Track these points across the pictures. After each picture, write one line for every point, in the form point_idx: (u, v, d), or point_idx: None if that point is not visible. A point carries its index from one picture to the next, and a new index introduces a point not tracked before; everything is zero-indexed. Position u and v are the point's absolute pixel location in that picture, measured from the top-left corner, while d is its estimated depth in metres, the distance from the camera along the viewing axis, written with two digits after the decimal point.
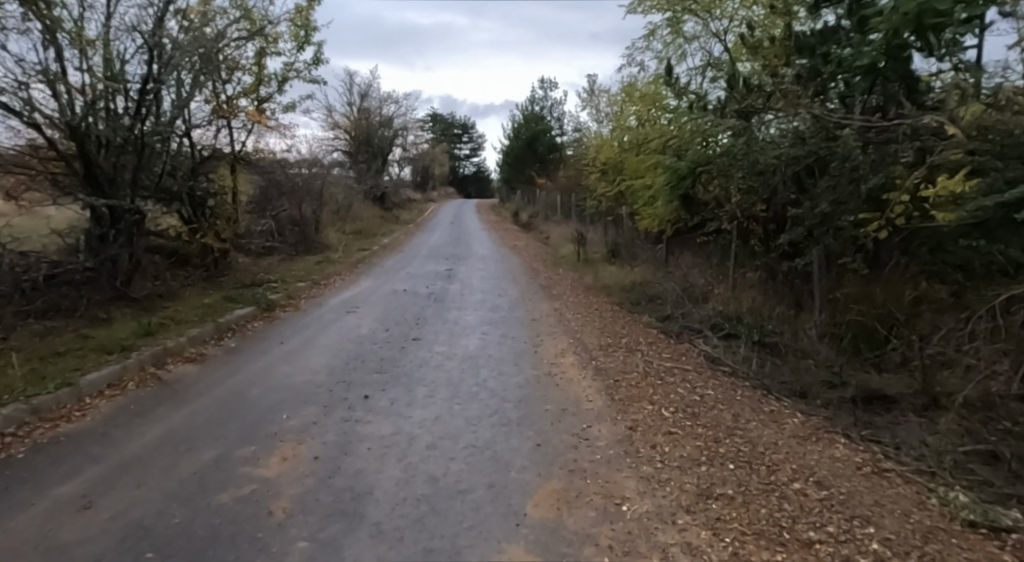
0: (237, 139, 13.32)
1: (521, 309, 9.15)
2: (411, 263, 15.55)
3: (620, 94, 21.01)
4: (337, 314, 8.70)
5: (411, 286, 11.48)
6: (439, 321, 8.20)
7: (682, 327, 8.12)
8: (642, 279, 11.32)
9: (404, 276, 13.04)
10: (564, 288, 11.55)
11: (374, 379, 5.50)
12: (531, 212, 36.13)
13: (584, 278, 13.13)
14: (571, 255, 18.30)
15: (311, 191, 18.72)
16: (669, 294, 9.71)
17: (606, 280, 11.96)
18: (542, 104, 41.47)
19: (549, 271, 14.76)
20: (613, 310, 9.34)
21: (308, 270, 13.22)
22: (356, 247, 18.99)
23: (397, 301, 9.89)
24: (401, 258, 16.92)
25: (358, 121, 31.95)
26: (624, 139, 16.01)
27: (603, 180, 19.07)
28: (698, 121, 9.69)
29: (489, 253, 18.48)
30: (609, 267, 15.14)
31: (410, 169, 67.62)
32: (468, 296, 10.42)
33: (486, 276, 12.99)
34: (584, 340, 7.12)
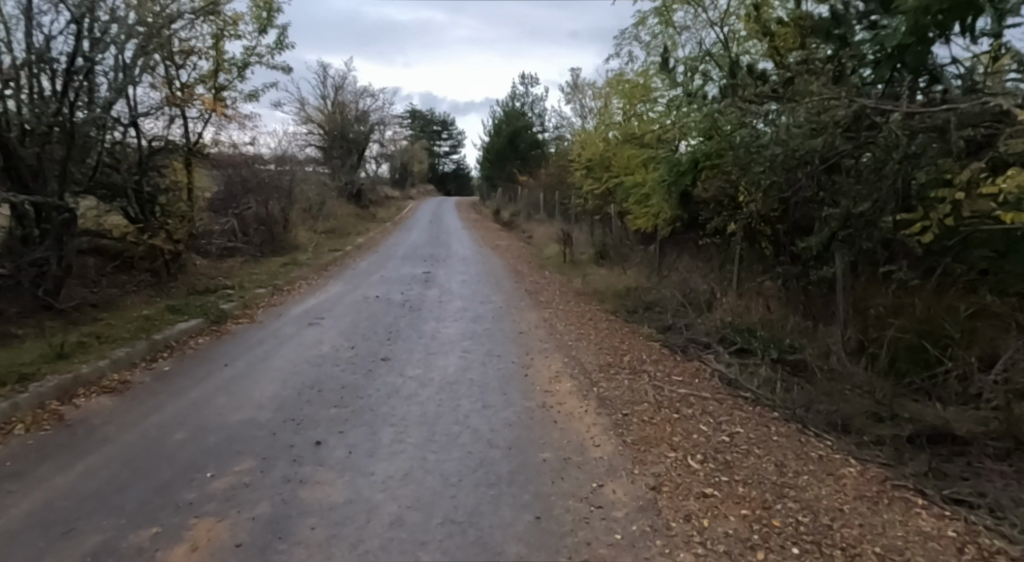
0: (193, 131, 12.16)
1: (506, 319, 8.19)
2: (386, 265, 14.50)
3: (605, 88, 20.16)
4: (298, 327, 7.65)
5: (384, 292, 10.46)
6: (414, 335, 7.21)
7: (687, 341, 7.30)
8: (637, 284, 10.45)
9: (378, 280, 12.00)
10: (552, 293, 10.63)
11: (330, 415, 4.51)
12: (513, 210, 35.19)
13: (572, 282, 12.28)
14: (556, 255, 17.44)
15: (279, 188, 17.56)
16: (669, 302, 8.90)
17: (597, 285, 11.12)
18: (523, 100, 40.58)
19: (535, 273, 13.86)
20: (608, 321, 8.45)
21: (273, 273, 12.14)
22: (329, 247, 17.89)
23: (366, 310, 8.85)
24: (375, 259, 15.85)
25: (332, 115, 30.69)
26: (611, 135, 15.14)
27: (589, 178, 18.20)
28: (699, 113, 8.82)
29: (470, 254, 17.53)
30: (598, 269, 14.30)
31: (388, 166, 66.20)
32: (446, 303, 9.43)
33: (467, 281, 12.03)
34: (580, 359, 6.19)
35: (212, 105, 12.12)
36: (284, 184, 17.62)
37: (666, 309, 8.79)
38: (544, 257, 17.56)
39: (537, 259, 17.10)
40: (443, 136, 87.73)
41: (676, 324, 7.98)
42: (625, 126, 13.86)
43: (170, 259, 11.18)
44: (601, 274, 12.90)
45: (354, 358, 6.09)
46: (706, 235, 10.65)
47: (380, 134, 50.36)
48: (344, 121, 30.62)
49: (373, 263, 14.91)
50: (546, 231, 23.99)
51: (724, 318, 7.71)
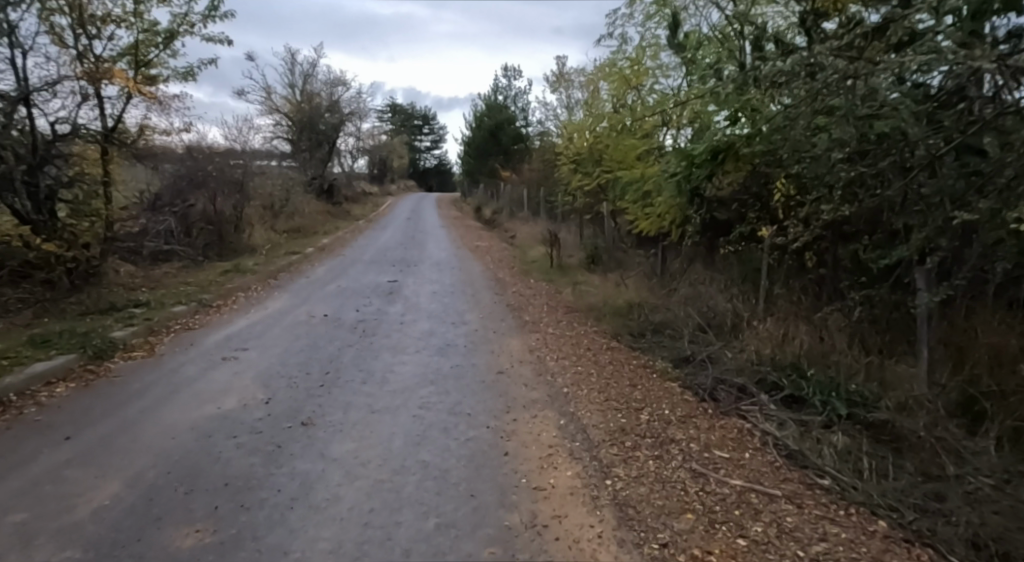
0: (112, 114, 10.20)
1: (481, 350, 6.45)
2: (348, 272, 12.68)
3: (594, 75, 18.45)
4: (206, 364, 5.81)
5: (337, 308, 8.67)
6: (359, 377, 5.43)
7: (716, 383, 5.68)
8: (639, 298, 8.81)
9: (333, 292, 10.18)
10: (537, 309, 8.92)
11: (184, 550, 2.75)
12: (495, 208, 33.44)
13: (561, 294, 10.61)
14: (542, 259, 15.75)
15: (231, 184, 15.62)
16: (685, 327, 7.28)
17: (592, 299, 9.46)
18: (505, 92, 38.88)
19: (518, 281, 12.15)
20: (611, 351, 6.77)
21: (209, 283, 10.26)
22: (289, 250, 16.00)
23: (307, 335, 7.04)
24: (338, 264, 14.01)
25: (301, 106, 28.64)
26: (603, 126, 13.50)
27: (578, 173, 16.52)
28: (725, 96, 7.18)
29: (445, 257, 15.75)
30: (591, 278, 12.62)
31: (367, 160, 63.88)
32: (409, 326, 7.65)
33: (439, 292, 10.27)
34: (581, 420, 4.46)
35: (133, 84, 10.12)
36: (236, 179, 15.66)
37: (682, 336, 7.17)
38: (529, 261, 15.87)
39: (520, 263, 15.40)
40: (425, 131, 85.53)
41: (699, 357, 6.36)
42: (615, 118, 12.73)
43: (76, 264, 9.23)
44: (595, 284, 11.26)
45: (267, 419, 4.31)
46: (721, 241, 9.07)
47: (357, 127, 48.17)
48: (315, 112, 28.58)
49: (333, 269, 13.08)
50: (531, 231, 22.26)
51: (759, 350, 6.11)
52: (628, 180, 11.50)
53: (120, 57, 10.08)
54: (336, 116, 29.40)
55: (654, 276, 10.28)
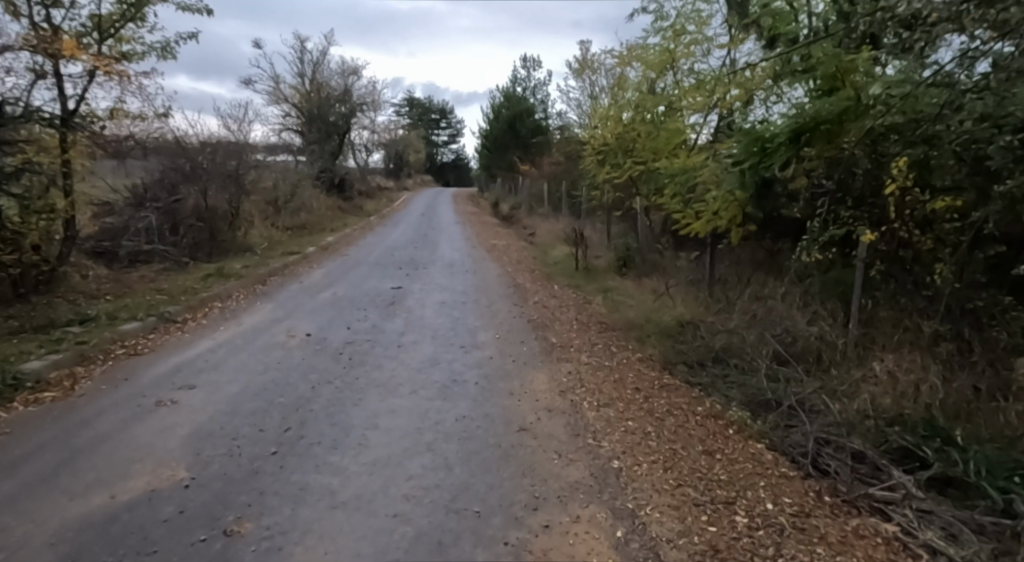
0: (74, 95, 8.83)
1: (498, 391, 4.94)
2: (349, 276, 11.27)
3: (623, 57, 16.79)
4: (132, 410, 4.37)
5: (324, 325, 7.20)
6: (329, 437, 3.96)
7: (822, 447, 4.11)
8: (690, 315, 7.26)
9: (325, 301, 8.76)
10: (565, 327, 7.38)
11: None
12: (514, 203, 31.91)
13: (592, 305, 9.06)
14: (565, 261, 14.19)
15: (225, 178, 14.31)
16: (760, 359, 5.70)
17: (631, 314, 7.90)
18: (524, 83, 37.26)
19: (541, 287, 10.63)
20: (665, 391, 5.20)
21: (184, 291, 8.89)
22: (288, 249, 14.65)
23: (278, 366, 5.57)
24: (340, 266, 12.63)
25: (310, 97, 27.34)
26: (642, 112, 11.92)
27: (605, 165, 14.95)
28: (820, 57, 5.54)
29: (459, 258, 14.25)
30: (624, 285, 11.04)
31: (382, 155, 62.70)
32: (409, 351, 6.16)
33: (448, 303, 8.77)
34: (647, 528, 2.93)
35: (98, 59, 8.72)
36: (230, 172, 14.34)
37: (756, 370, 5.60)
38: (551, 262, 14.34)
39: (542, 265, 13.86)
40: (441, 125, 84.20)
41: (787, 404, 4.78)
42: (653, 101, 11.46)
43: (21, 271, 8.18)
44: (630, 293, 9.73)
45: (171, 524, 2.84)
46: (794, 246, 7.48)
47: (371, 119, 46.90)
48: (325, 104, 27.28)
49: (332, 273, 11.64)
50: (551, 228, 20.70)
51: (875, 398, 4.52)
52: (670, 171, 9.92)
53: (83, 29, 8.75)
54: (346, 107, 28.05)
55: (703, 285, 8.69)
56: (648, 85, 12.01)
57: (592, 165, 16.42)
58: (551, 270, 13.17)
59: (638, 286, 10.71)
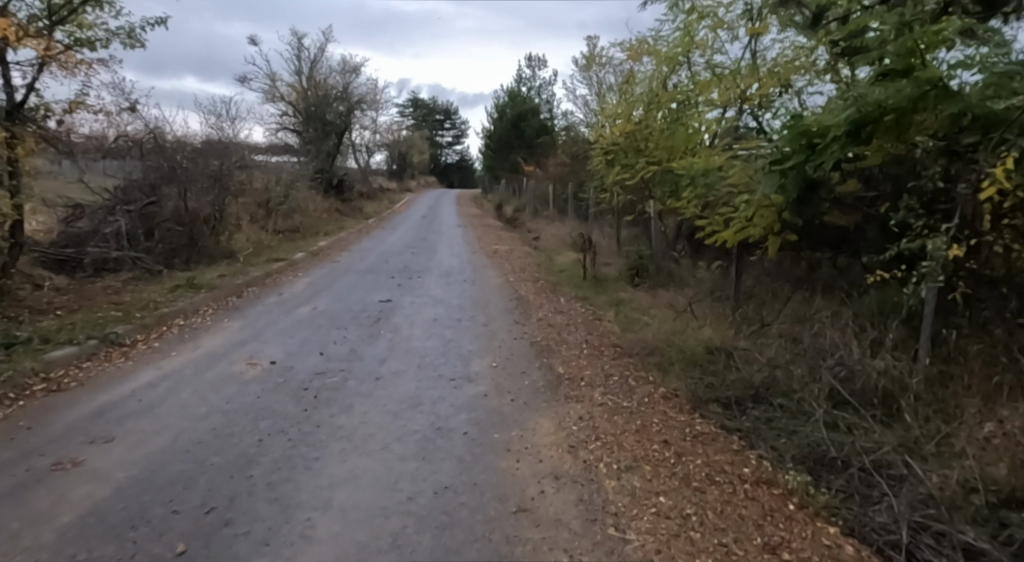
0: (24, 85, 7.90)
1: (491, 447, 3.94)
2: (335, 287, 10.30)
3: (634, 50, 15.77)
4: (19, 475, 3.40)
5: (294, 350, 6.21)
6: (261, 525, 2.95)
7: (919, 536, 3.08)
8: (719, 339, 6.25)
9: (303, 318, 7.79)
10: (573, 353, 6.37)
11: None
12: (518, 205, 30.92)
13: (604, 324, 8.04)
14: (571, 271, 13.17)
15: (208, 179, 13.40)
16: (814, 402, 4.67)
17: (650, 336, 6.87)
18: (529, 82, 36.30)
19: (545, 300, 9.64)
20: (700, 445, 4.17)
21: (145, 304, 7.94)
22: (274, 255, 13.70)
23: (226, 407, 4.58)
24: (328, 275, 11.67)
25: (308, 95, 26.50)
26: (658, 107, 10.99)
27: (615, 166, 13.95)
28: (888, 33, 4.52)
29: (457, 266, 13.27)
30: (637, 298, 10.00)
31: (385, 155, 61.84)
32: (387, 387, 5.17)
33: (442, 321, 7.78)
34: None
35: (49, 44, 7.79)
36: (213, 172, 13.43)
37: (809, 416, 4.58)
38: (557, 270, 13.36)
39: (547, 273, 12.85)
40: (446, 125, 83.37)
41: (857, 467, 3.76)
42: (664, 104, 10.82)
43: None
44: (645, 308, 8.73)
45: None
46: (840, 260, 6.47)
47: (373, 119, 46.04)
48: (323, 102, 26.43)
49: (317, 283, 10.67)
50: (557, 232, 19.66)
51: (980, 464, 3.49)
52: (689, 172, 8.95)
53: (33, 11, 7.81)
54: (345, 106, 27.16)
55: (731, 302, 7.65)
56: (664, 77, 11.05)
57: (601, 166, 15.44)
58: (557, 279, 12.17)
59: (653, 300, 9.68)
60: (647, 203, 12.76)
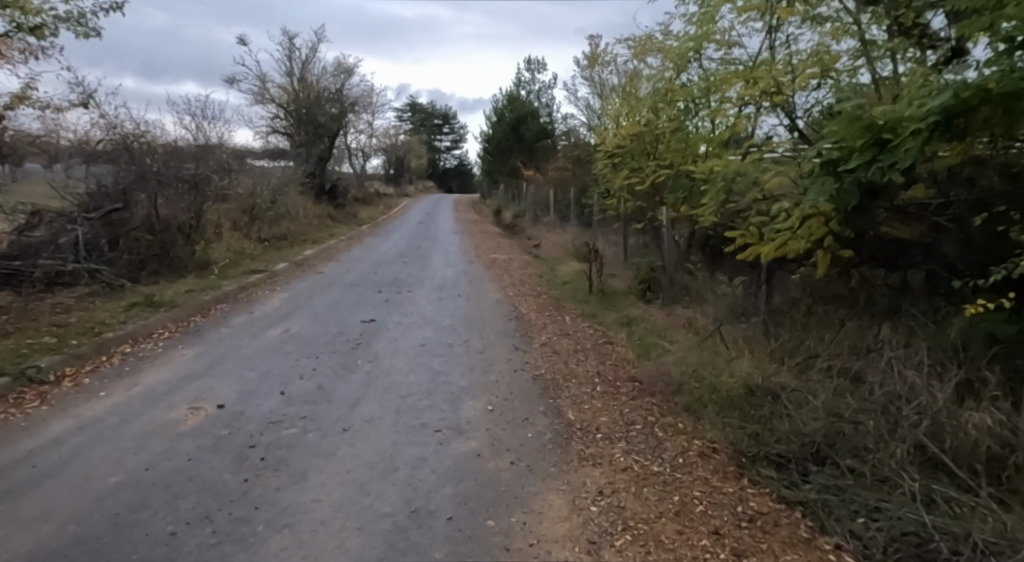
0: None
1: (483, 545, 2.90)
2: (314, 303, 9.26)
3: (640, 48, 14.87)
4: None
5: (251, 389, 5.17)
6: None
7: None
8: (759, 373, 5.24)
9: (271, 344, 6.75)
10: (584, 390, 5.34)
11: None
12: (517, 211, 29.95)
13: (616, 350, 7.02)
14: (575, 284, 12.15)
15: (182, 184, 12.39)
16: (898, 466, 3.63)
17: (674, 367, 5.84)
18: (528, 85, 35.41)
19: (549, 319, 8.64)
20: (762, 535, 3.13)
21: (89, 326, 6.89)
22: (253, 266, 12.66)
23: (143, 477, 3.54)
24: (309, 289, 10.65)
25: (299, 97, 25.52)
26: (683, 108, 10.14)
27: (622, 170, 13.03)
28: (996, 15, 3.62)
29: (452, 278, 12.26)
30: (650, 317, 8.98)
31: (381, 160, 60.91)
32: (356, 443, 4.14)
33: (430, 347, 6.76)
34: None
35: None
36: (188, 177, 12.41)
37: (895, 488, 3.54)
38: (560, 283, 12.33)
39: (549, 286, 11.83)
40: (444, 130, 82.50)
41: None
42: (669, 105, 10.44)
43: None
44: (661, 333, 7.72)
45: None
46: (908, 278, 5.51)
47: (369, 123, 45.06)
48: (315, 104, 25.43)
49: (296, 299, 9.63)
50: (558, 241, 18.65)
51: None
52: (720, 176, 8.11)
53: None
54: (337, 107, 26.17)
55: (763, 325, 6.64)
56: (688, 76, 10.21)
57: (606, 171, 14.47)
58: (560, 293, 11.14)
59: (669, 319, 8.67)
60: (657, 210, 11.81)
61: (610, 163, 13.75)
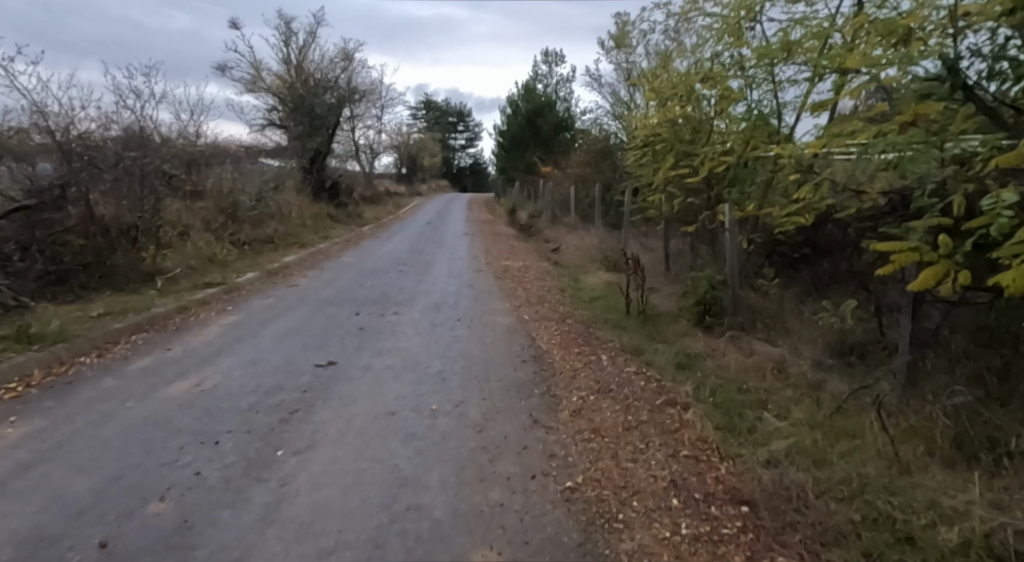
0: None
1: None
2: (262, 334, 6.91)
3: (682, 13, 12.24)
4: None
5: (51, 528, 2.82)
6: None
7: None
8: (1004, 513, 2.74)
9: (160, 412, 4.41)
10: (658, 536, 2.93)
11: None
12: (534, 210, 27.58)
13: (687, 425, 4.58)
14: (607, 303, 9.68)
15: (126, 177, 10.20)
16: None
17: (806, 478, 3.38)
18: (545, 78, 33.10)
19: (578, 360, 6.22)
20: None
21: None
22: (212, 277, 10.42)
23: None
24: (268, 310, 8.34)
25: (294, 87, 23.36)
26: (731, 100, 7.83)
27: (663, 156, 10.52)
28: None
29: (452, 294, 9.91)
30: (720, 359, 6.49)
31: (391, 157, 58.85)
32: None
33: (403, 422, 4.38)
34: None
35: None
36: (131, 167, 10.20)
37: None
38: (587, 300, 9.90)
39: (576, 306, 9.40)
40: (458, 128, 80.37)
41: None
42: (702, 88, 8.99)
43: None
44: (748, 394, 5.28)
45: None
46: None
47: (376, 117, 43.00)
48: (311, 94, 23.27)
49: (243, 326, 7.32)
50: (581, 247, 16.15)
51: None
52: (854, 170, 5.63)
53: None
54: (336, 97, 23.96)
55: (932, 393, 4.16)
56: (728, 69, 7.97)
57: (639, 163, 12.01)
58: (589, 316, 8.72)
59: (749, 363, 6.17)
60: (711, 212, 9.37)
61: (648, 151, 11.27)
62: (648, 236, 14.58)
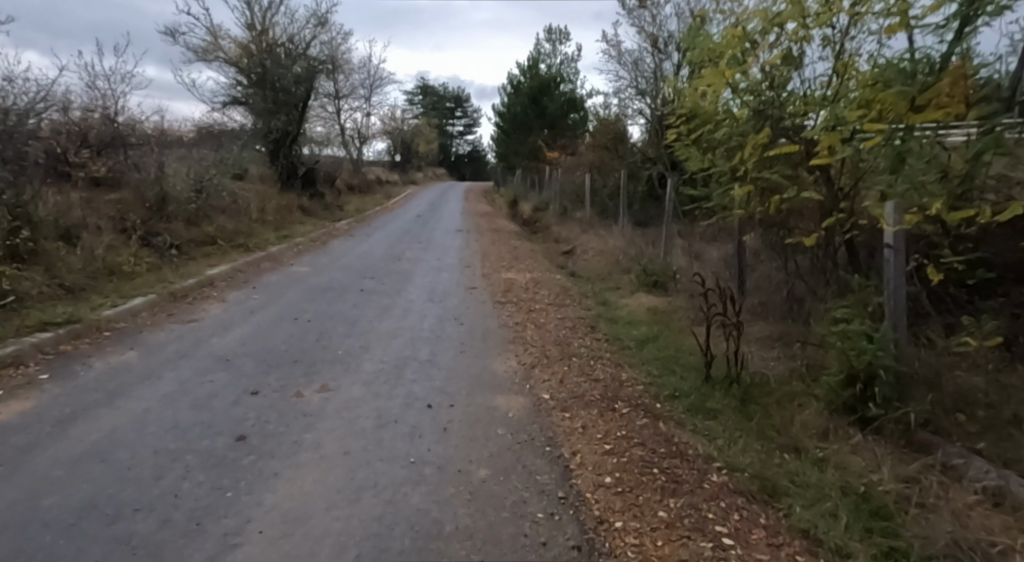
0: None
1: None
2: (34, 462, 3.46)
3: None
4: None
5: None
6: None
7: None
8: None
9: None
10: None
11: None
12: (540, 202, 24.13)
13: None
14: (668, 360, 6.24)
15: None
16: None
17: None
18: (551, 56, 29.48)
19: (679, 549, 2.80)
20: None
21: None
22: (70, 308, 6.93)
23: None
24: (107, 382, 4.87)
25: (256, 56, 19.64)
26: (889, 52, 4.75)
27: (734, 135, 7.17)
28: None
29: (430, 338, 6.50)
30: (965, 534, 3.10)
31: (382, 141, 55.27)
32: None
33: None
34: None
35: None
36: None
37: None
38: (634, 352, 6.48)
39: (622, 366, 5.95)
40: (455, 113, 76.35)
41: None
42: (762, 39, 6.33)
43: None
44: None
45: None
46: None
47: (363, 97, 39.33)
48: (277, 66, 19.68)
49: (18, 433, 3.85)
50: (603, 253, 12.61)
51: None
52: None
53: None
54: (305, 70, 20.23)
55: None
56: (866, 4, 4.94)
57: (698, 149, 8.64)
58: (650, 394, 5.29)
59: None
60: (831, 221, 5.96)
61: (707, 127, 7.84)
62: (695, 242, 11.07)
